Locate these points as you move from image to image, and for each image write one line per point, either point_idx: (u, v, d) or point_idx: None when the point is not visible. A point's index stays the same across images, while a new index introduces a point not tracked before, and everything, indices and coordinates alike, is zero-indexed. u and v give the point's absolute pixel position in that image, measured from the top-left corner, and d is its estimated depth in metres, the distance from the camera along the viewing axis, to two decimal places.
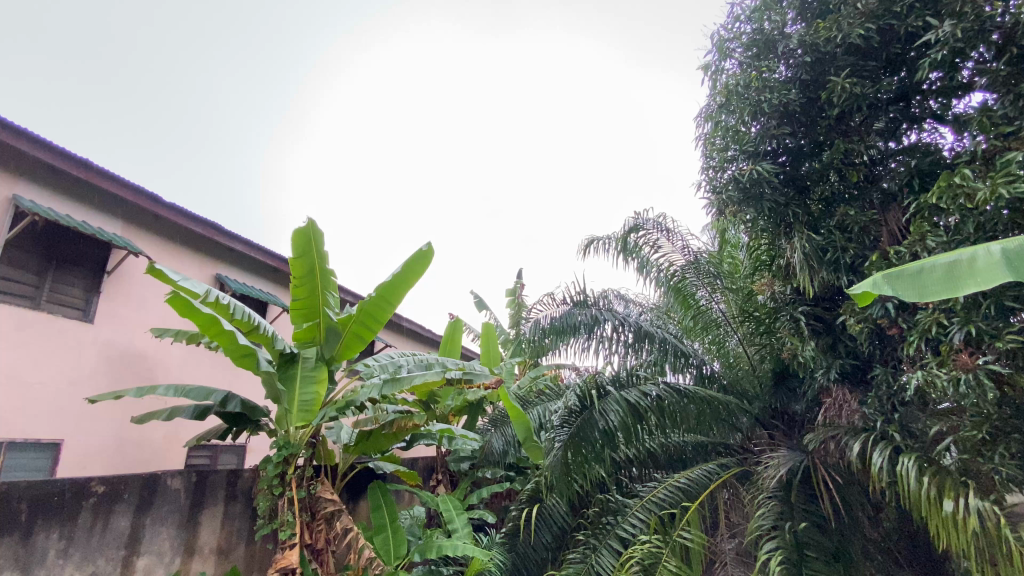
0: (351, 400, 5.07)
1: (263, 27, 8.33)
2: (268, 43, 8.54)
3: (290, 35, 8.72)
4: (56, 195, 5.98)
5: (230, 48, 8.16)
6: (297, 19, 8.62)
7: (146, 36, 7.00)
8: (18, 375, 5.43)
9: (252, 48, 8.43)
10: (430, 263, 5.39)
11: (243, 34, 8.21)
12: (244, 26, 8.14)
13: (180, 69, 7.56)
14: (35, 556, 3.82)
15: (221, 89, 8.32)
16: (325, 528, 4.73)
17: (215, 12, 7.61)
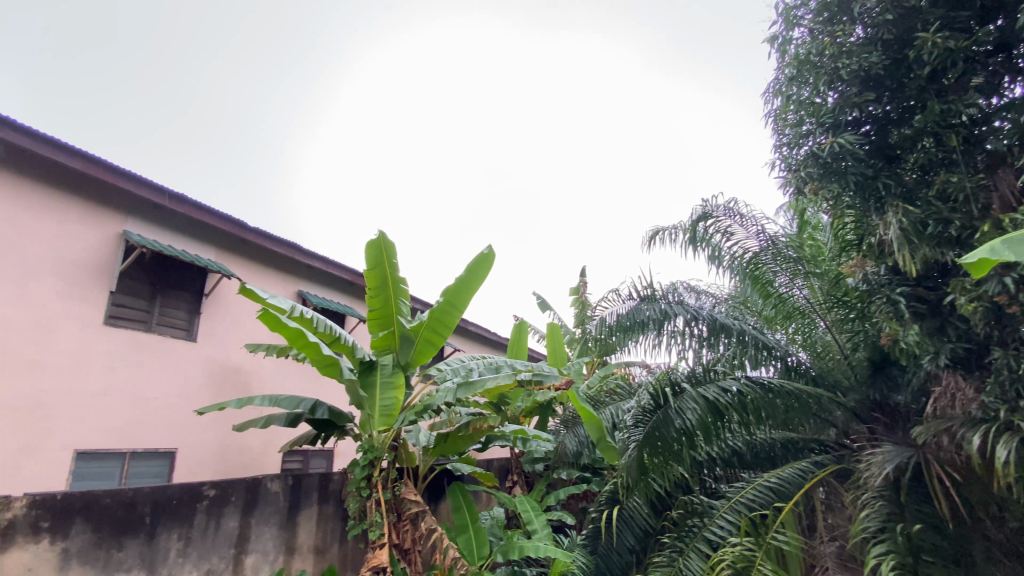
0: (428, 404, 5.25)
1: (284, 45, 8.65)
2: (278, 61, 8.79)
3: (302, 51, 8.85)
4: (159, 228, 6.64)
5: (251, 67, 8.65)
6: (312, 28, 8.68)
7: (168, 60, 7.62)
8: (136, 390, 6.06)
9: (264, 62, 8.72)
10: (492, 265, 5.54)
11: (264, 51, 8.60)
12: (263, 45, 8.51)
13: (188, 86, 8.09)
14: (159, 555, 4.22)
15: (242, 103, 8.90)
16: (411, 528, 4.89)
17: (220, 34, 7.98)
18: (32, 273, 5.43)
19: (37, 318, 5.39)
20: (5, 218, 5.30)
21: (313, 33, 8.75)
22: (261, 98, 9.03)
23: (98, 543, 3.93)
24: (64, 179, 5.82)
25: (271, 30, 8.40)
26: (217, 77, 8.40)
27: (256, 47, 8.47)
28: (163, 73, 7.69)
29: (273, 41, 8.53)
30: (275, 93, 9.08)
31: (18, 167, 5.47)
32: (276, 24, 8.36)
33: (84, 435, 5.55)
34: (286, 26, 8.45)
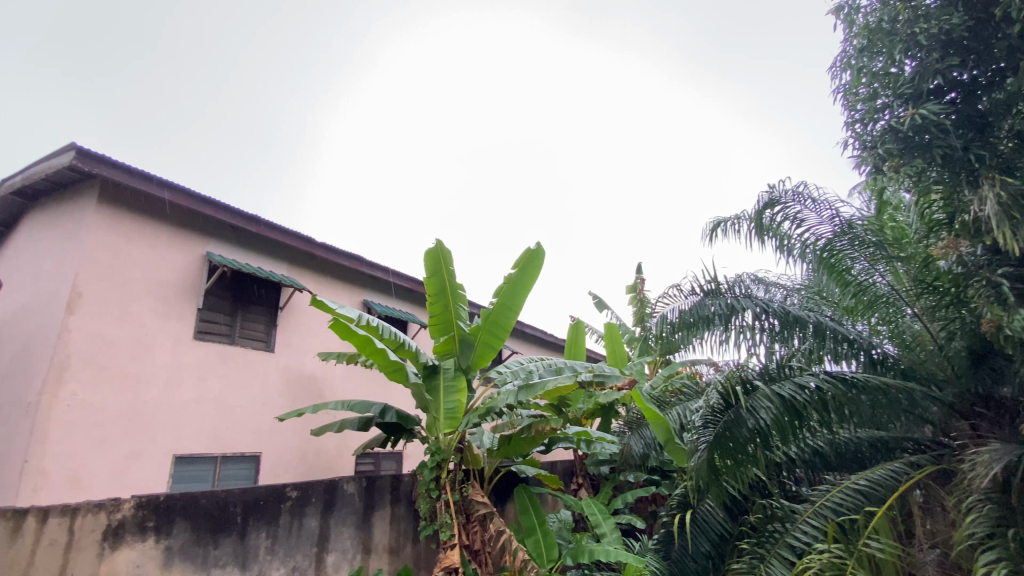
0: (491, 407, 5.30)
1: (293, 50, 9.06)
2: (285, 77, 9.36)
3: (313, 54, 9.29)
4: (238, 248, 7.18)
5: (264, 71, 9.16)
6: (323, 29, 9.05)
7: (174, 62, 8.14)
8: (224, 399, 6.55)
9: (276, 67, 9.19)
10: (543, 262, 5.60)
11: (275, 55, 9.01)
12: (274, 50, 8.93)
13: (195, 85, 8.70)
14: (251, 552, 4.53)
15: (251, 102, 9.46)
16: (480, 530, 4.96)
17: (222, 59, 8.62)
18: (130, 294, 5.99)
19: (137, 336, 5.94)
20: (104, 247, 5.88)
21: (317, 48, 9.26)
22: (273, 112, 9.76)
23: (197, 542, 4.25)
24: (151, 208, 6.39)
25: (280, 40, 8.84)
26: (236, 79, 9.06)
27: (260, 66, 9.06)
28: (172, 87, 8.45)
29: (275, 60, 9.07)
30: (286, 106, 9.75)
31: (112, 200, 6.07)
32: (278, 46, 8.91)
33: (180, 441, 6.04)
34: (289, 46, 9.00)
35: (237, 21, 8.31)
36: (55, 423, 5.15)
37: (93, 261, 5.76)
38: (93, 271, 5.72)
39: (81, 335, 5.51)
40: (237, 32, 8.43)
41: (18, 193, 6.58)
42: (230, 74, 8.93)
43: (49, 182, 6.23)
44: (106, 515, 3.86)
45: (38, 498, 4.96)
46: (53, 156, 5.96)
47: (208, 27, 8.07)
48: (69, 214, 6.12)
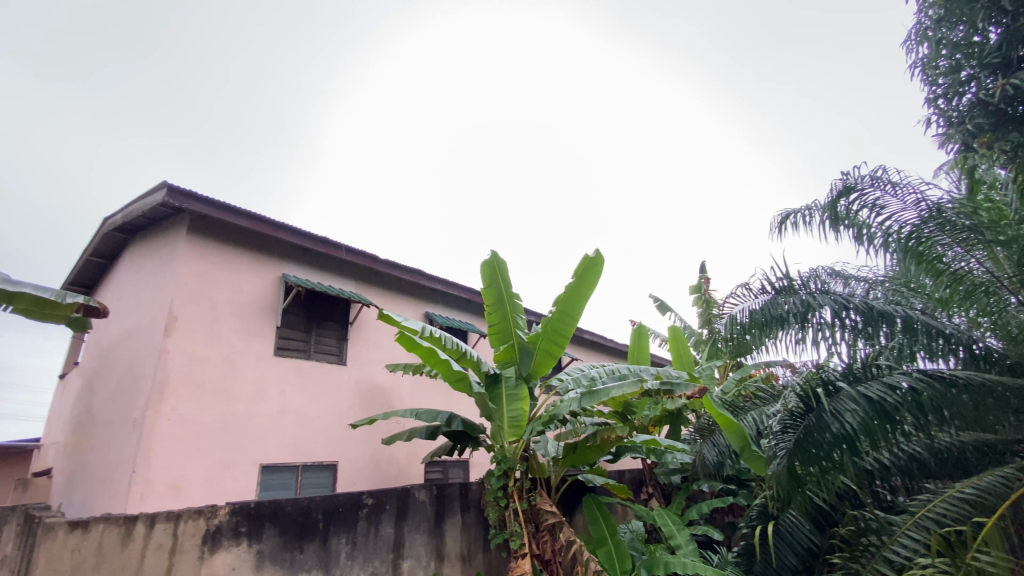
0: (554, 414, 5.27)
1: (296, 47, 8.69)
2: (287, 76, 9.03)
3: (316, 48, 8.86)
4: (308, 268, 7.62)
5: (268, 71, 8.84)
6: (328, 22, 8.55)
7: (173, 62, 7.91)
8: (302, 411, 6.93)
9: (282, 64, 8.84)
10: (602, 268, 5.54)
11: (280, 52, 8.65)
12: (276, 49, 8.59)
13: (195, 83, 8.46)
14: (332, 557, 4.73)
15: (259, 99, 9.23)
16: (551, 539, 4.89)
17: (225, 59, 8.38)
18: (217, 315, 6.50)
19: (225, 353, 6.42)
20: (193, 274, 6.41)
21: (318, 44, 8.80)
22: (276, 113, 9.60)
23: (285, 546, 4.50)
24: (230, 237, 6.90)
25: (282, 38, 8.50)
26: (238, 78, 8.77)
27: (263, 63, 8.71)
28: (173, 86, 8.28)
29: (277, 60, 8.74)
30: (290, 108, 9.56)
31: (197, 232, 6.61)
32: (281, 43, 8.54)
33: (265, 451, 6.44)
34: (292, 45, 8.63)
35: (236, 20, 7.96)
36: (159, 435, 5.64)
37: (184, 287, 6.29)
38: (184, 297, 6.25)
39: (178, 355, 6.02)
40: (242, 29, 8.11)
41: (117, 229, 7.30)
42: (232, 71, 8.63)
43: (142, 217, 6.86)
44: (204, 521, 4.18)
45: (146, 505, 5.42)
46: (147, 195, 6.57)
47: (209, 24, 7.76)
48: (162, 247, 6.73)
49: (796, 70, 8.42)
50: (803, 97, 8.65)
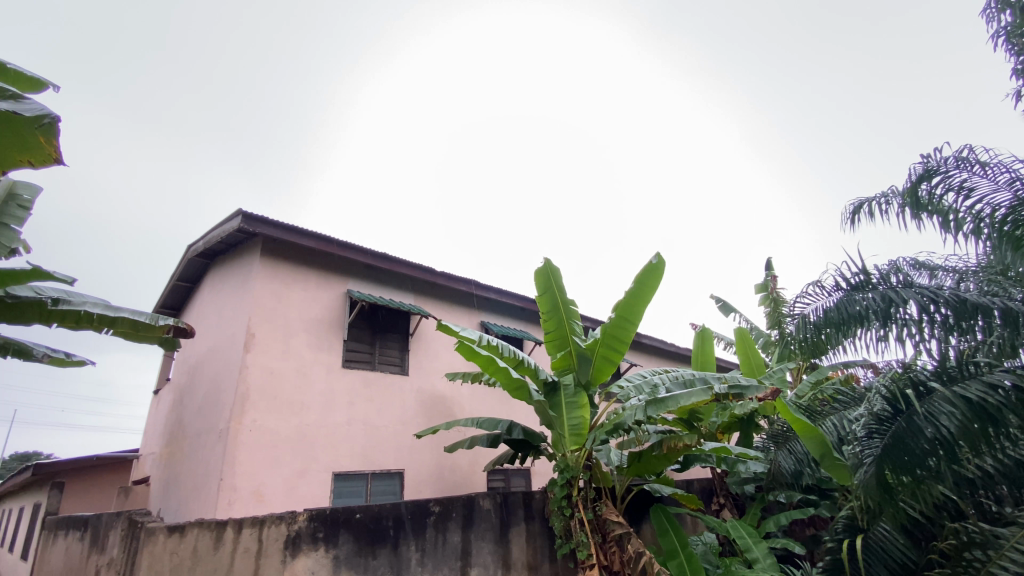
0: (618, 423, 5.12)
1: (312, 47, 8.87)
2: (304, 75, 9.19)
3: (333, 46, 9.05)
4: (370, 283, 7.95)
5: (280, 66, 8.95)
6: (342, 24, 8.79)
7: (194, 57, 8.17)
8: (370, 421, 7.18)
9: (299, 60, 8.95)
10: (663, 272, 5.43)
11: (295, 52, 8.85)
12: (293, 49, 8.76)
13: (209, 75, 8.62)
14: (403, 563, 4.85)
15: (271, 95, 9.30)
16: (619, 550, 4.80)
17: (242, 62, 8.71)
18: (290, 331, 6.90)
19: (298, 367, 6.79)
20: (268, 292, 6.84)
21: (334, 45, 9.05)
22: None
23: (359, 552, 4.66)
24: (298, 258, 7.32)
25: (301, 39, 8.68)
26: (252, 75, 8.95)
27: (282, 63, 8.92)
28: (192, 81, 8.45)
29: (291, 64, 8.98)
30: None
31: (270, 254, 7.06)
32: (300, 44, 8.74)
33: (337, 460, 6.70)
34: (307, 48, 8.84)
35: (249, 23, 8.21)
36: (242, 446, 6.02)
37: (260, 305, 6.73)
38: (260, 315, 6.68)
39: (256, 369, 6.42)
40: (260, 30, 8.34)
41: (199, 255, 7.90)
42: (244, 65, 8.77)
43: (220, 243, 7.39)
44: (286, 526, 4.41)
45: (233, 511, 5.78)
46: (224, 223, 7.08)
47: (224, 18, 7.97)
48: (240, 270, 7.23)
49: (794, 85, 8.92)
50: (860, 81, 8.29)
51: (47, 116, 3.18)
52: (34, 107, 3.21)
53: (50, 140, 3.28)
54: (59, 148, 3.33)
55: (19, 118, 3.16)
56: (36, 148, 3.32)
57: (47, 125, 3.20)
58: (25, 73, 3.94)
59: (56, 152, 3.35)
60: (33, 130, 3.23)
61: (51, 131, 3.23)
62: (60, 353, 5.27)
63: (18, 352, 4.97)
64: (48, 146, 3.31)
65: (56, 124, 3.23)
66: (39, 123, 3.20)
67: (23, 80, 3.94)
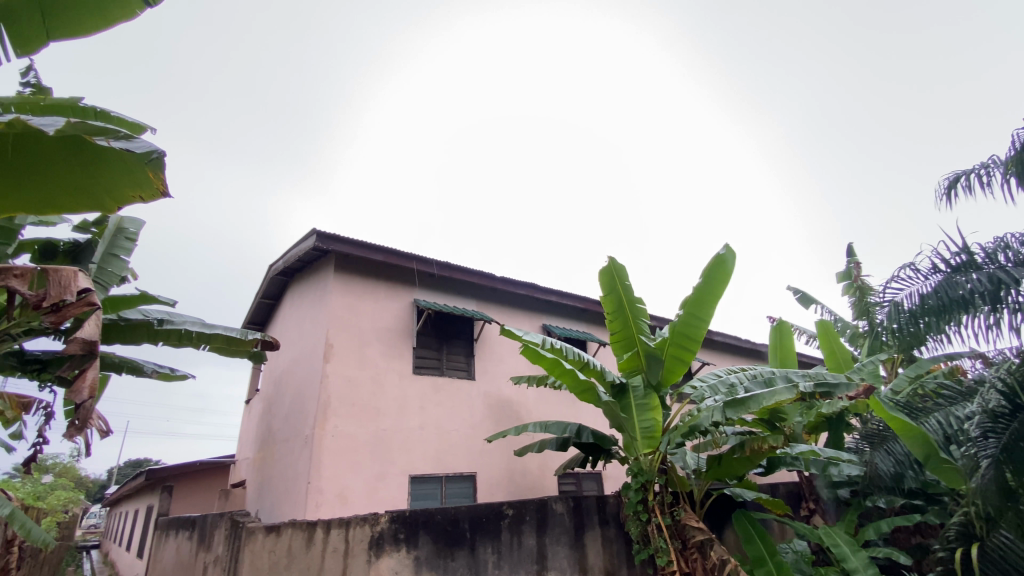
0: (694, 425, 4.92)
1: None
2: None
3: None
4: (434, 292, 8.19)
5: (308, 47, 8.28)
6: None
7: None
8: (441, 425, 7.38)
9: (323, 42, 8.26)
10: (734, 264, 5.19)
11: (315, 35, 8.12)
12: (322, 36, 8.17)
13: None
14: (481, 565, 4.93)
15: None
16: (701, 558, 4.62)
17: None
18: (364, 341, 7.23)
19: (373, 375, 7.11)
20: (342, 305, 7.22)
21: None
22: None
23: (438, 553, 4.79)
24: (368, 271, 7.68)
25: None
26: None
27: None
28: None
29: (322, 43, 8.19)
30: None
31: (342, 269, 7.46)
32: None
33: (413, 464, 6.93)
34: None
35: None
36: (326, 451, 6.37)
37: (335, 317, 7.11)
38: (336, 327, 7.06)
39: (336, 377, 6.78)
40: None
41: (280, 274, 8.49)
42: None
43: (298, 261, 7.90)
44: (369, 528, 4.61)
45: (320, 512, 6.12)
46: (301, 242, 7.56)
47: None
48: (316, 285, 7.68)
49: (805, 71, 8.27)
50: (950, 42, 7.52)
51: (156, 149, 2.73)
52: (145, 142, 2.75)
53: (160, 174, 2.77)
54: (168, 180, 2.80)
55: (126, 153, 2.68)
56: (144, 183, 2.78)
57: (157, 159, 2.73)
58: (128, 117, 4.06)
59: (165, 185, 2.82)
60: (142, 165, 2.74)
61: (162, 165, 2.75)
62: (166, 368, 5.83)
63: (131, 369, 5.55)
64: (157, 180, 2.78)
65: (167, 159, 2.76)
66: (149, 159, 2.72)
67: (128, 124, 4.09)
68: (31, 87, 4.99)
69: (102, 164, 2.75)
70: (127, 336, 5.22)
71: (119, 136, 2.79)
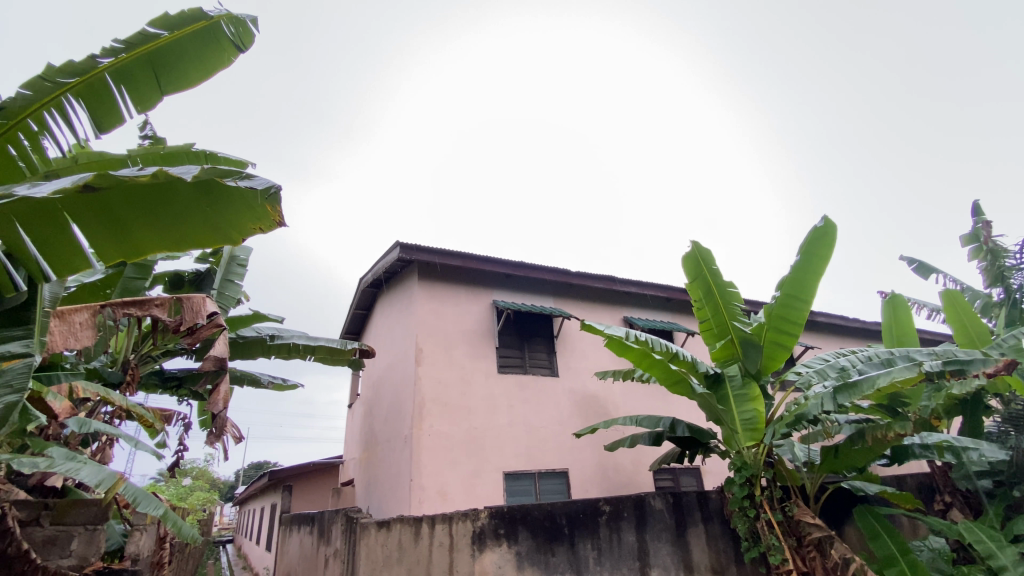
0: (802, 414, 4.61)
1: None
2: None
3: None
4: (512, 291, 8.31)
5: None
6: None
7: None
8: (530, 422, 7.47)
9: None
10: (836, 237, 4.78)
11: None
12: None
13: None
14: (582, 562, 4.93)
15: None
16: (820, 557, 4.33)
17: None
18: (450, 344, 7.48)
19: (461, 376, 7.35)
20: (426, 310, 7.53)
21: None
22: None
23: (538, 549, 4.85)
24: (448, 275, 7.94)
25: None
26: None
27: None
28: None
29: None
30: None
31: (425, 276, 7.78)
32: None
33: (506, 460, 7.08)
34: None
35: None
36: (425, 450, 6.68)
37: (422, 322, 7.43)
38: (423, 331, 7.37)
39: (428, 379, 7.10)
40: None
41: (369, 286, 9.02)
42: None
43: (384, 272, 8.35)
44: (471, 523, 4.78)
45: (423, 508, 6.41)
46: (386, 255, 7.99)
47: None
48: (402, 293, 8.09)
49: None
50: None
51: (274, 185, 3.02)
52: (263, 180, 3.06)
53: (277, 206, 3.05)
54: (284, 211, 3.08)
55: (250, 190, 2.98)
56: (263, 216, 3.07)
57: (276, 194, 3.02)
58: (233, 156, 4.48)
59: (281, 216, 3.09)
60: (261, 201, 3.03)
61: (280, 199, 3.03)
62: (279, 379, 6.42)
63: (251, 381, 6.17)
64: (275, 212, 3.05)
65: (282, 192, 3.05)
66: (268, 194, 3.01)
67: (232, 163, 4.50)
68: (149, 139, 5.72)
69: (228, 204, 3.05)
70: (246, 352, 5.80)
71: (241, 176, 3.07)
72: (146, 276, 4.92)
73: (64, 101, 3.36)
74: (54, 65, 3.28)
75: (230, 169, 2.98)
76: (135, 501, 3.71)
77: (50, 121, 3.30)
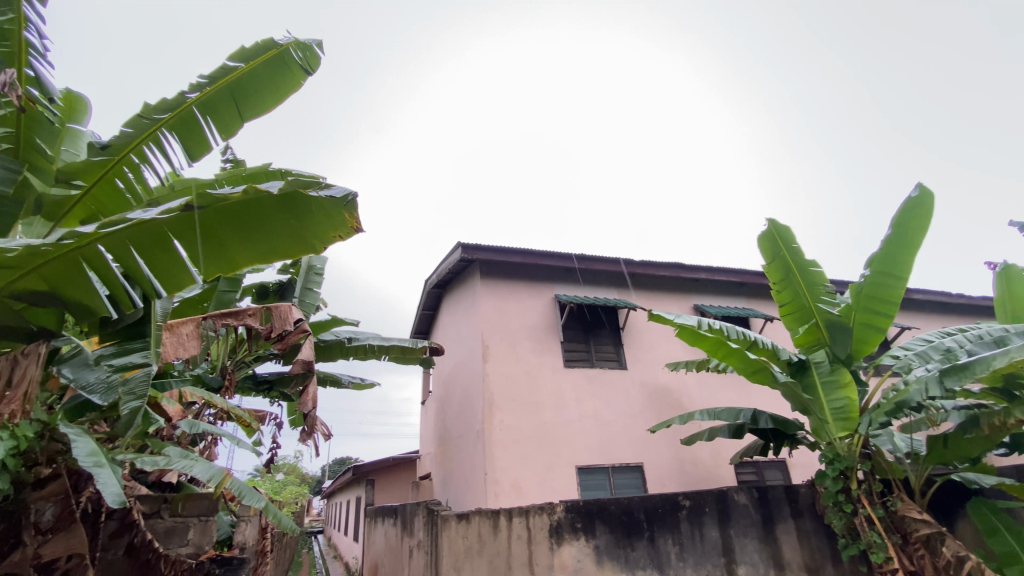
0: (903, 402, 4.17)
1: None
2: None
3: None
4: (574, 284, 8.26)
5: None
6: None
7: None
8: (600, 416, 7.39)
9: None
10: (933, 206, 4.34)
11: None
12: None
13: None
14: (664, 558, 4.82)
15: None
16: (930, 555, 3.99)
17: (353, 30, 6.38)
18: (515, 339, 7.56)
19: (529, 371, 7.41)
20: (490, 308, 7.64)
21: None
22: None
23: (617, 543, 4.80)
24: (510, 272, 8.01)
25: None
26: None
27: None
28: None
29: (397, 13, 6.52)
30: None
31: (489, 274, 7.90)
32: None
33: (578, 455, 7.06)
34: None
35: None
36: (497, 445, 6.79)
37: (487, 320, 7.55)
38: (489, 329, 7.49)
39: (496, 376, 7.21)
40: None
41: (435, 287, 9.29)
42: None
43: (447, 273, 8.56)
44: (548, 516, 4.80)
45: (500, 502, 6.54)
46: (449, 255, 8.18)
47: None
48: (466, 292, 8.27)
49: None
50: None
51: (351, 193, 3.19)
52: (341, 188, 3.23)
53: (354, 213, 3.24)
54: (360, 217, 3.26)
55: (330, 200, 3.17)
56: (342, 224, 3.26)
57: (353, 201, 3.20)
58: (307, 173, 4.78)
59: (357, 222, 3.27)
60: (340, 209, 3.22)
61: (356, 205, 3.21)
62: (358, 378, 6.77)
63: (334, 382, 6.56)
64: (352, 219, 3.24)
65: (358, 199, 3.22)
66: (345, 202, 3.19)
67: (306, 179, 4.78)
68: (230, 162, 6.20)
69: (311, 213, 3.25)
70: (327, 355, 6.16)
71: (320, 186, 3.25)
72: (236, 289, 5.29)
73: (160, 135, 3.69)
74: (150, 103, 3.63)
75: (311, 181, 3.17)
76: (241, 494, 4.08)
77: (149, 154, 3.63)
